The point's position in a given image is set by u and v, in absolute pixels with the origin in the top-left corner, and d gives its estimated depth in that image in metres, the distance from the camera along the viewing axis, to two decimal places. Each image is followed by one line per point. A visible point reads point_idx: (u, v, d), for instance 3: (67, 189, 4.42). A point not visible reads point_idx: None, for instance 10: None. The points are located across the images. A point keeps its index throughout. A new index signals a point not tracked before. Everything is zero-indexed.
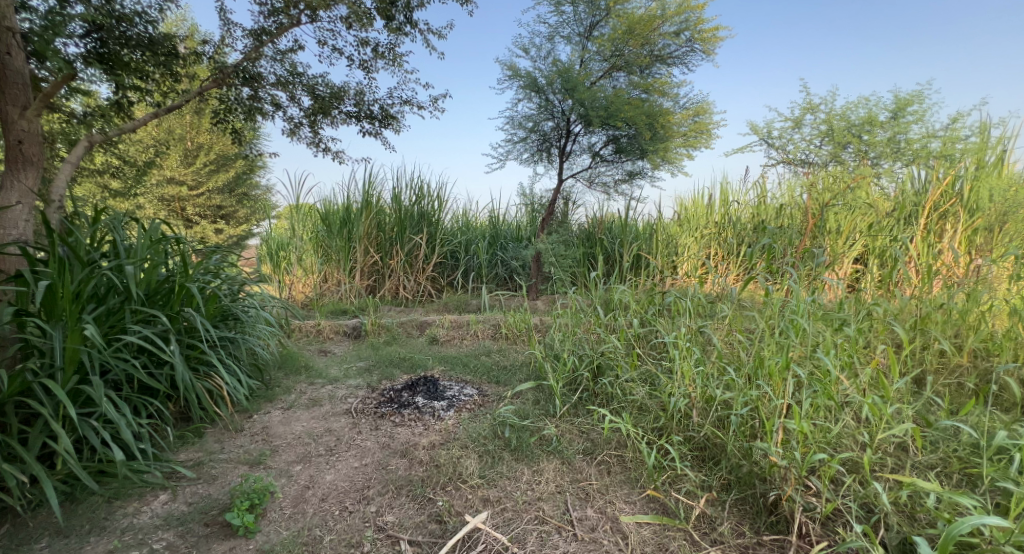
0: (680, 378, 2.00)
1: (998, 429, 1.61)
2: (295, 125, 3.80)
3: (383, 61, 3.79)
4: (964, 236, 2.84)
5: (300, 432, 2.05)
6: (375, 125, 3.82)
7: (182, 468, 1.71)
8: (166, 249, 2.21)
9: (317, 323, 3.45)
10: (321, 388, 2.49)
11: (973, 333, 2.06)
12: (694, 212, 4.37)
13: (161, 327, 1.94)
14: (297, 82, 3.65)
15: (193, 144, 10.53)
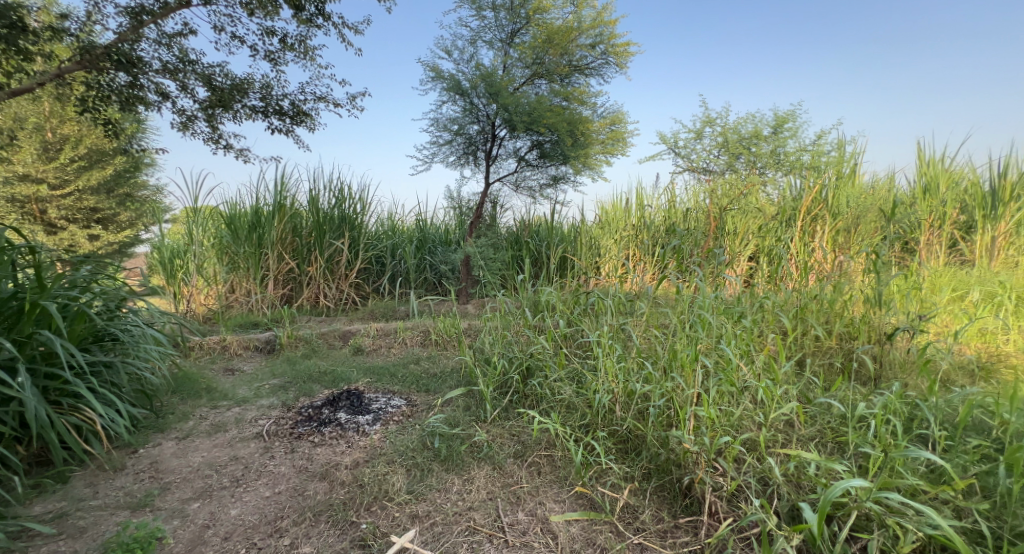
0: (604, 375, 2.11)
1: (860, 401, 1.86)
2: (188, 119, 3.55)
3: (290, 53, 3.67)
4: (830, 236, 3.29)
5: (199, 464, 1.91)
6: (283, 121, 3.67)
7: (36, 524, 1.51)
8: (16, 261, 1.94)
9: (222, 339, 3.21)
10: (226, 412, 2.33)
11: (840, 319, 2.37)
12: (612, 216, 4.60)
13: (5, 356, 1.70)
14: (189, 70, 3.40)
15: (55, 136, 9.36)
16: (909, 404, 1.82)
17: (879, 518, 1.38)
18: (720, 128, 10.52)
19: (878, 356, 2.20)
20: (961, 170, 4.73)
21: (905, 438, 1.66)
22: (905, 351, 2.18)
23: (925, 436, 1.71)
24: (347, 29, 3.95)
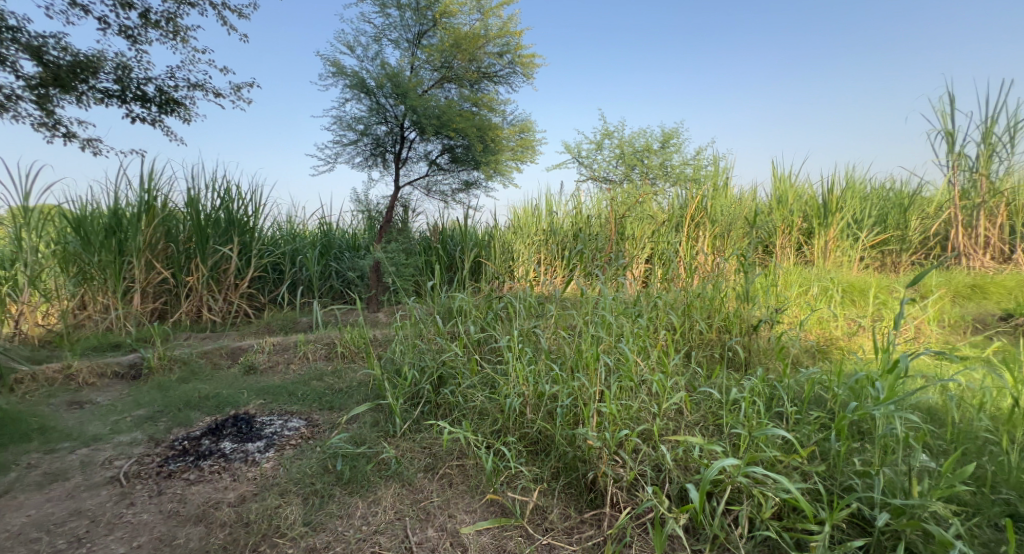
0: (514, 378, 2.12)
1: (735, 387, 2.07)
2: (11, 97, 3.06)
3: (148, 29, 3.33)
4: (710, 240, 3.65)
5: (25, 524, 1.61)
6: (139, 105, 3.29)
7: None
8: None
9: (67, 367, 2.77)
10: (70, 456, 2.00)
11: (719, 314, 2.62)
12: (523, 219, 4.66)
13: None
14: (11, 39, 2.94)
15: None
16: (770, 387, 2.06)
17: (751, 491, 1.54)
18: (619, 141, 11.20)
19: (748, 345, 2.47)
20: (801, 185, 5.53)
21: (767, 416, 1.87)
22: (764, 340, 2.48)
23: (781, 412, 1.95)
24: (226, 13, 3.66)
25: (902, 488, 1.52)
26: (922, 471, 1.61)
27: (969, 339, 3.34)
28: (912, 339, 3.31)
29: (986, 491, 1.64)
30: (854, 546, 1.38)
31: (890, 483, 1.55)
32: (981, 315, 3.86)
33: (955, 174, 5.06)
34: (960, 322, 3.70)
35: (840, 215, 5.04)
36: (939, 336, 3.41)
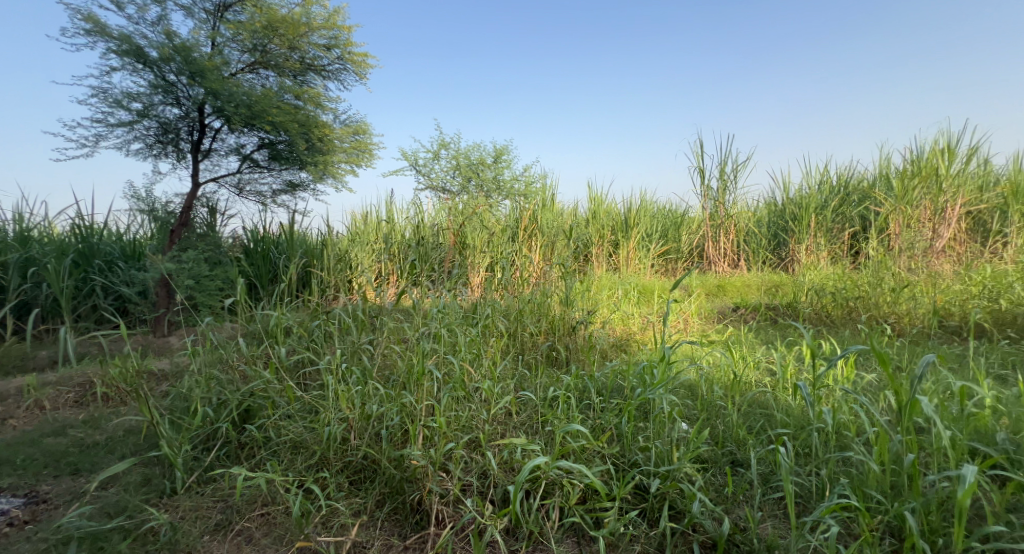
0: (334, 402, 1.86)
1: (559, 387, 2.14)
2: None
3: None
4: (544, 250, 3.81)
5: None
6: None
7: None
8: None
9: None
10: None
11: (547, 319, 2.73)
12: (362, 229, 4.26)
13: None
14: None
15: None
16: (583, 384, 2.21)
17: (561, 481, 1.58)
18: (455, 152, 11.34)
19: (567, 346, 2.65)
20: (609, 203, 6.31)
21: (578, 411, 1.99)
22: (580, 339, 2.69)
23: (589, 403, 2.11)
24: None
25: (666, 456, 1.77)
26: (681, 439, 1.90)
27: (715, 327, 4.21)
28: (681, 331, 3.96)
29: (718, 447, 2.21)
30: (635, 515, 1.53)
31: (659, 454, 1.80)
32: (722, 308, 4.91)
33: (705, 201, 6.34)
34: (710, 313, 4.64)
35: (637, 228, 5.91)
36: (698, 325, 4.21)
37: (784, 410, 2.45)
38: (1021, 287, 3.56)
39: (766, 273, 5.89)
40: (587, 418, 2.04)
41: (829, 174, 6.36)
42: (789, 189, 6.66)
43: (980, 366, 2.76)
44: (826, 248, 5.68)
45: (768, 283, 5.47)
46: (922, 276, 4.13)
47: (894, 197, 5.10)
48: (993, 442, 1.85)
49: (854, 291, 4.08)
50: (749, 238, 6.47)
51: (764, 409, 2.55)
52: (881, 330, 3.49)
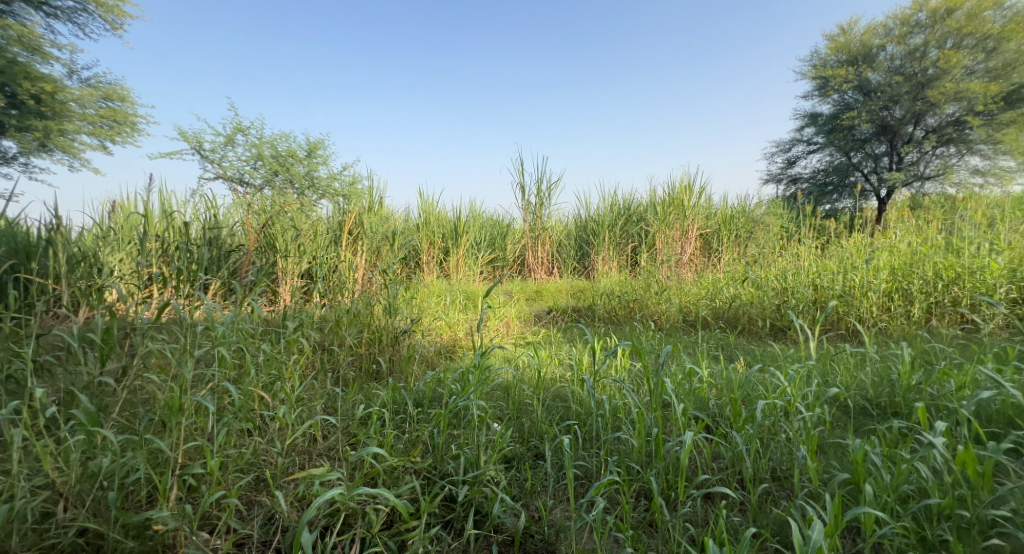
0: (33, 460, 1.30)
1: (374, 403, 1.97)
2: None
3: None
4: (372, 254, 3.53)
5: None
6: None
7: None
8: None
9: None
10: None
11: (368, 329, 2.52)
12: (120, 228, 3.38)
13: None
14: None
15: None
16: (401, 396, 2.12)
17: (364, 509, 1.45)
18: (256, 140, 9.98)
19: (391, 357, 2.49)
20: (439, 210, 6.24)
21: (392, 428, 1.89)
22: (403, 349, 2.56)
23: (405, 418, 2.02)
24: None
25: (474, 460, 1.83)
26: (488, 444, 1.96)
27: (532, 329, 4.56)
28: (502, 335, 4.16)
29: (524, 443, 2.45)
30: (438, 530, 1.50)
31: (468, 459, 1.85)
32: (538, 311, 5.37)
33: (526, 214, 6.86)
34: (528, 316, 5.04)
35: (467, 236, 6.02)
36: (517, 327, 4.55)
37: (577, 400, 2.80)
38: (728, 289, 4.58)
39: (573, 280, 6.62)
40: (404, 434, 1.96)
41: (617, 198, 7.50)
42: (590, 208, 7.69)
43: (706, 349, 3.55)
44: (616, 259, 6.68)
45: (575, 289, 6.12)
46: (674, 280, 5.15)
47: (657, 220, 6.30)
48: (707, 407, 2.52)
49: (633, 295, 4.86)
50: (560, 249, 7.29)
51: (564, 402, 2.87)
52: (648, 325, 4.25)
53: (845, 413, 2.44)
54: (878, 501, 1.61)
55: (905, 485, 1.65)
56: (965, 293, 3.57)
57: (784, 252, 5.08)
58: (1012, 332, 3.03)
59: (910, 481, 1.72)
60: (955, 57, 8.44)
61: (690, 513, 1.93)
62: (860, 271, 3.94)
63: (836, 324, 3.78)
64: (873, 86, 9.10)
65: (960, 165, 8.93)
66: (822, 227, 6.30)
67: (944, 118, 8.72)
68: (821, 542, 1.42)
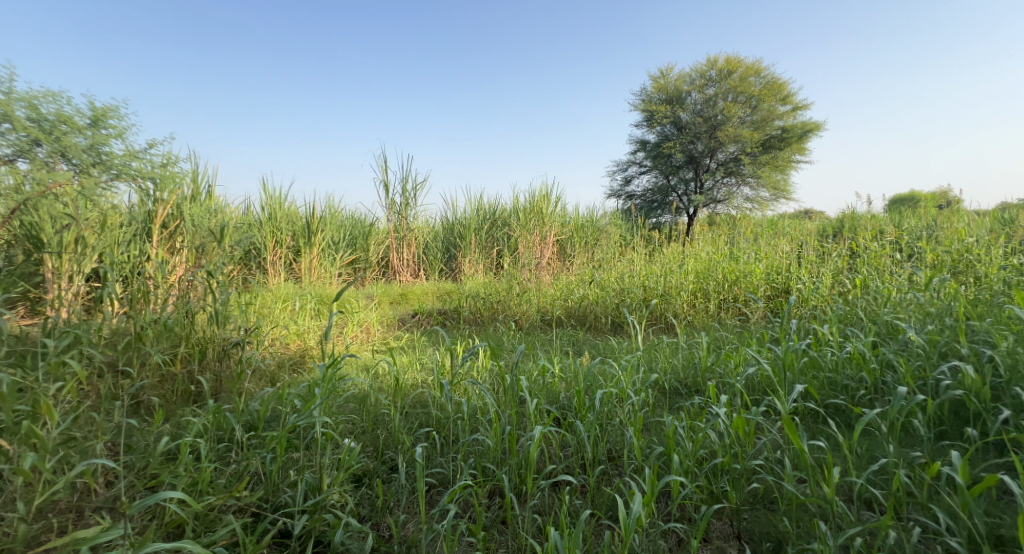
0: None
1: (182, 430, 1.64)
2: None
3: None
4: (192, 254, 3.01)
5: None
6: None
7: None
8: None
9: None
10: None
11: (184, 341, 2.10)
12: None
13: None
14: None
15: None
16: (226, 419, 1.80)
17: None
18: None
19: (216, 374, 2.13)
20: (289, 205, 5.60)
21: (212, 460, 1.58)
22: (233, 364, 2.20)
23: (230, 446, 1.72)
24: None
25: (316, 484, 1.65)
26: (332, 464, 1.78)
27: (394, 334, 4.35)
28: (362, 342, 3.88)
29: (378, 457, 2.30)
30: None
31: (309, 483, 1.66)
32: (403, 315, 5.16)
33: (390, 214, 6.55)
34: (391, 320, 4.80)
35: (322, 235, 5.48)
36: (379, 334, 4.34)
37: (438, 405, 2.72)
38: (579, 290, 4.87)
39: (441, 282, 6.46)
40: (228, 464, 1.68)
41: (480, 202, 7.57)
42: (455, 210, 7.66)
43: (561, 346, 3.73)
44: (482, 261, 6.73)
45: (441, 291, 6.04)
46: (534, 282, 5.36)
47: (519, 225, 6.48)
48: (558, 399, 2.67)
49: (494, 297, 4.91)
50: (426, 250, 7.16)
51: (424, 408, 2.77)
52: (510, 326, 4.31)
53: (662, 393, 2.73)
54: (683, 467, 1.92)
55: (701, 450, 1.99)
56: (743, 292, 4.31)
57: (623, 257, 5.62)
58: (770, 319, 3.77)
59: (704, 445, 2.07)
60: (733, 108, 10.31)
61: (538, 505, 2.05)
62: (675, 275, 4.56)
63: (655, 318, 4.30)
64: (683, 123, 10.66)
65: (738, 192, 10.99)
66: (647, 238, 7.16)
67: (728, 154, 10.63)
68: (640, 513, 1.65)
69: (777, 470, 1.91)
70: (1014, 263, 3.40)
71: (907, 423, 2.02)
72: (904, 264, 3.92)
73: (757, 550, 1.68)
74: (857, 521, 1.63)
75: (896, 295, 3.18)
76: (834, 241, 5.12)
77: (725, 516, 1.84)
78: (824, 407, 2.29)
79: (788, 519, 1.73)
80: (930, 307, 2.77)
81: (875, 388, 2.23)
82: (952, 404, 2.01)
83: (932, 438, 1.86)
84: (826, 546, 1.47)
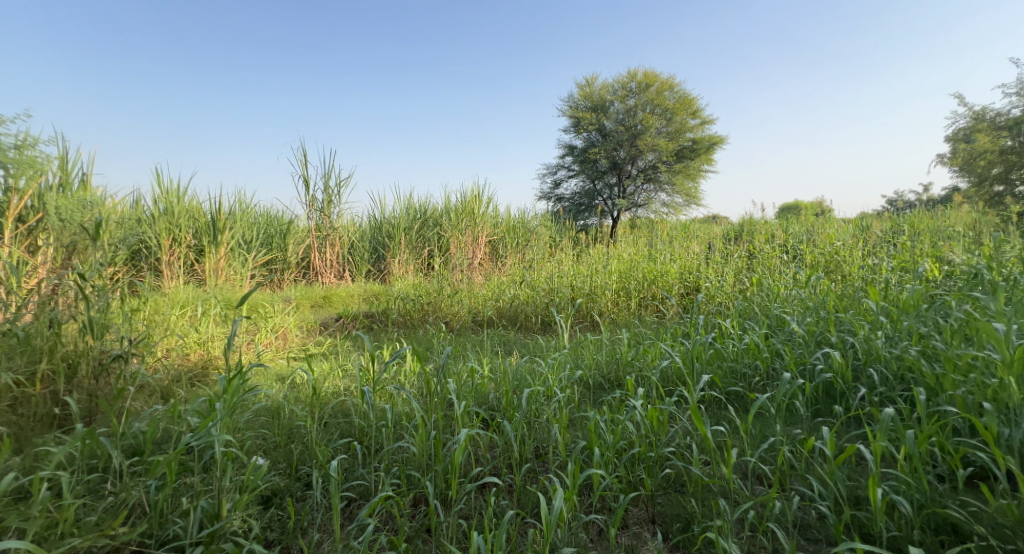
0: None
1: (41, 462, 1.38)
2: None
3: None
4: (57, 254, 2.60)
5: None
6: None
7: None
8: None
9: None
10: None
11: (48, 357, 1.79)
12: None
13: None
14: None
15: None
16: (99, 444, 1.53)
17: None
18: None
19: (87, 394, 1.85)
20: (189, 201, 5.08)
21: (79, 496, 1.35)
22: (111, 381, 1.93)
23: (105, 476, 1.47)
24: None
25: (213, 511, 1.48)
26: (233, 486, 1.60)
27: (316, 339, 4.09)
28: (276, 350, 3.59)
29: (294, 472, 2.13)
30: None
31: (204, 509, 1.48)
32: (325, 319, 4.87)
33: (310, 213, 6.16)
34: (313, 325, 4.51)
35: (229, 234, 5.00)
36: (298, 340, 4.06)
37: (361, 414, 2.56)
38: (509, 291, 4.85)
39: (366, 284, 6.17)
40: (102, 496, 1.44)
41: (409, 202, 7.35)
42: (383, 209, 7.39)
43: (491, 347, 3.69)
44: (414, 261, 6.53)
45: (368, 293, 5.76)
46: (466, 284, 5.29)
47: (450, 225, 6.36)
48: (486, 400, 2.62)
49: (426, 298, 4.78)
50: (353, 251, 6.85)
51: (345, 418, 2.60)
52: (439, 328, 4.20)
53: (586, 389, 2.78)
54: (603, 459, 1.94)
55: (620, 442, 2.03)
56: (660, 291, 4.52)
57: (553, 258, 5.69)
58: (682, 316, 3.97)
59: (623, 437, 2.12)
60: (651, 118, 10.87)
61: (463, 508, 1.99)
62: (599, 275, 4.69)
63: (581, 316, 4.39)
64: (608, 130, 11.07)
65: (656, 198, 11.60)
66: (574, 240, 7.32)
67: (647, 162, 11.19)
68: (561, 508, 1.65)
69: (688, 456, 2.00)
70: (870, 263, 3.83)
71: (790, 404, 2.19)
72: (789, 264, 4.32)
73: (668, 533, 1.74)
74: (751, 495, 1.75)
75: (784, 291, 3.48)
76: (736, 243, 5.54)
77: (641, 503, 1.89)
78: (725, 395, 2.43)
79: (696, 500, 1.82)
80: (809, 301, 3.05)
81: (767, 375, 2.41)
82: (824, 384, 2.21)
83: (808, 416, 2.05)
84: (724, 522, 1.57)
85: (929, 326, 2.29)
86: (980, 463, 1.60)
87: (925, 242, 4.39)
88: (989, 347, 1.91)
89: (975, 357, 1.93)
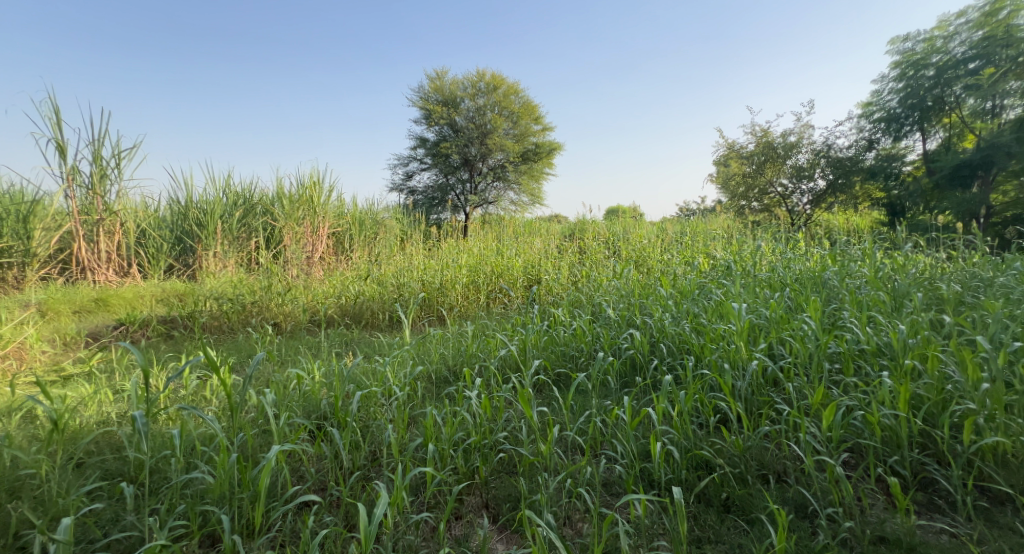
0: None
1: None
2: None
3: None
4: None
5: None
6: None
7: None
8: None
9: None
10: None
11: None
12: None
13: None
14: None
15: None
16: None
17: None
18: None
19: None
20: None
21: None
22: None
23: None
24: None
25: None
26: None
27: (74, 356, 3.19)
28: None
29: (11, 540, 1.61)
30: None
31: None
32: (97, 328, 3.85)
33: (69, 189, 4.80)
34: (72, 338, 3.51)
35: None
36: (46, 358, 3.09)
37: (136, 444, 2.03)
38: (351, 287, 4.44)
39: (166, 282, 5.10)
40: None
41: (229, 185, 6.29)
42: (191, 192, 6.19)
43: (328, 348, 3.32)
44: (233, 255, 5.62)
45: (166, 293, 4.73)
46: (302, 279, 4.73)
47: (282, 215, 5.58)
48: (318, 408, 2.31)
49: (250, 296, 4.18)
50: (144, 241, 5.59)
51: (112, 454, 2.04)
52: (262, 333, 3.66)
53: (429, 383, 2.66)
54: (437, 454, 1.85)
55: (456, 434, 1.96)
56: (502, 285, 4.59)
57: (401, 252, 5.41)
58: (524, 306, 4.10)
59: (460, 428, 2.05)
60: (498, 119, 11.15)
61: (274, 534, 1.70)
62: (449, 269, 4.60)
63: (428, 311, 4.23)
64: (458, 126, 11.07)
65: (505, 195, 11.98)
66: (425, 234, 7.09)
67: (497, 161, 11.46)
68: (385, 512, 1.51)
69: (519, 437, 2.01)
70: (664, 259, 4.42)
71: (604, 378, 2.37)
72: (611, 260, 4.78)
73: (499, 515, 1.73)
74: (567, 465, 1.83)
75: (606, 283, 3.83)
76: (569, 239, 5.95)
77: (476, 489, 1.84)
78: (554, 376, 2.54)
79: (526, 478, 1.84)
80: (623, 291, 3.39)
81: (590, 355, 2.58)
82: (629, 359, 2.45)
83: (617, 389, 2.23)
84: (545, 500, 1.61)
85: (700, 306, 2.70)
86: (725, 413, 1.92)
87: (699, 242, 5.25)
88: (735, 320, 2.33)
89: (726, 329, 2.33)
